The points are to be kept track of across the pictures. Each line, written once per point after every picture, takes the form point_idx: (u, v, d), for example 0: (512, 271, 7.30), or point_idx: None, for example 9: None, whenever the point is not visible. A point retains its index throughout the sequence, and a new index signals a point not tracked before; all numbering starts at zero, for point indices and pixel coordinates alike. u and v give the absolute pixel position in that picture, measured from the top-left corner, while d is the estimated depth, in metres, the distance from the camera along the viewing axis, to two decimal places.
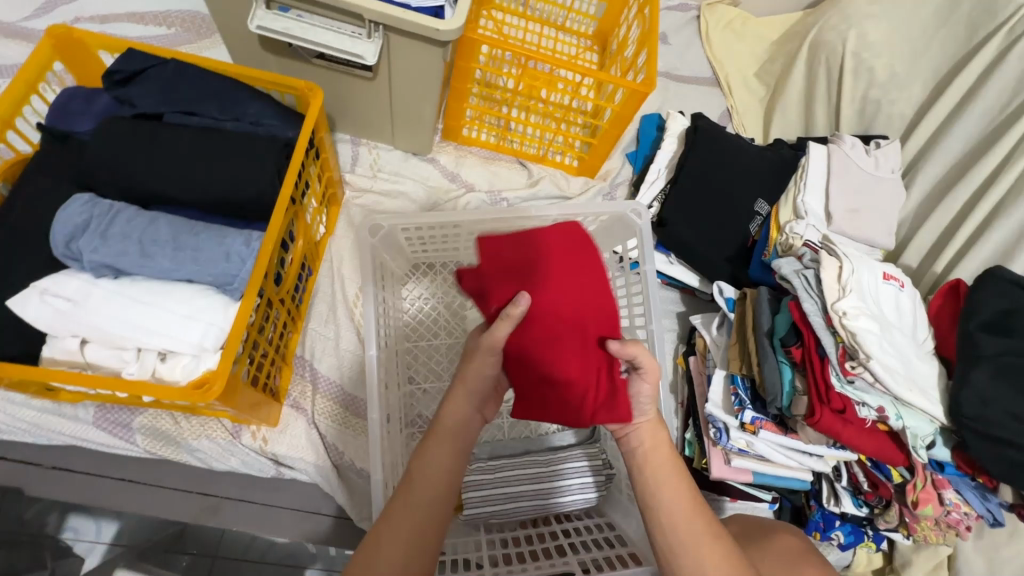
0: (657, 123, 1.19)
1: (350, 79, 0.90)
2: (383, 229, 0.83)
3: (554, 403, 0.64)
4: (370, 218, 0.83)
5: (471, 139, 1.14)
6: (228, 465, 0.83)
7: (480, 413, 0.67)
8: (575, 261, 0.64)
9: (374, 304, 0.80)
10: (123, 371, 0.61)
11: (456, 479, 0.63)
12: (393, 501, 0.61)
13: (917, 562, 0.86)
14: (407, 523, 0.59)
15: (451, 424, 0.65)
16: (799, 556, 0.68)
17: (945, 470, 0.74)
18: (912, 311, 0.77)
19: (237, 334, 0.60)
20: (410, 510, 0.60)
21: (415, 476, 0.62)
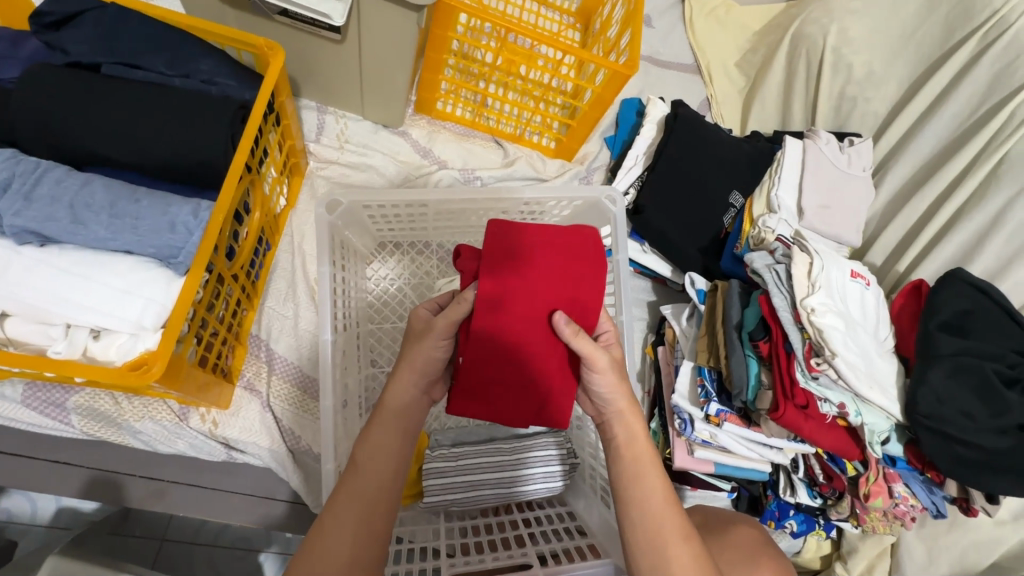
0: (637, 108, 1.17)
1: (315, 40, 0.83)
2: (340, 204, 0.78)
3: (510, 402, 0.65)
4: (328, 193, 0.77)
5: (446, 114, 1.09)
6: (174, 448, 0.79)
7: (427, 393, 0.65)
8: (589, 267, 0.62)
9: (331, 283, 0.75)
10: (50, 349, 0.55)
11: (402, 462, 0.61)
12: (337, 491, 0.58)
13: (863, 550, 0.90)
14: (354, 514, 0.56)
15: (395, 406, 0.62)
16: (757, 551, 0.69)
17: (897, 465, 0.76)
18: (876, 309, 0.79)
19: (181, 312, 0.56)
20: (356, 499, 0.57)
21: (359, 462, 0.59)
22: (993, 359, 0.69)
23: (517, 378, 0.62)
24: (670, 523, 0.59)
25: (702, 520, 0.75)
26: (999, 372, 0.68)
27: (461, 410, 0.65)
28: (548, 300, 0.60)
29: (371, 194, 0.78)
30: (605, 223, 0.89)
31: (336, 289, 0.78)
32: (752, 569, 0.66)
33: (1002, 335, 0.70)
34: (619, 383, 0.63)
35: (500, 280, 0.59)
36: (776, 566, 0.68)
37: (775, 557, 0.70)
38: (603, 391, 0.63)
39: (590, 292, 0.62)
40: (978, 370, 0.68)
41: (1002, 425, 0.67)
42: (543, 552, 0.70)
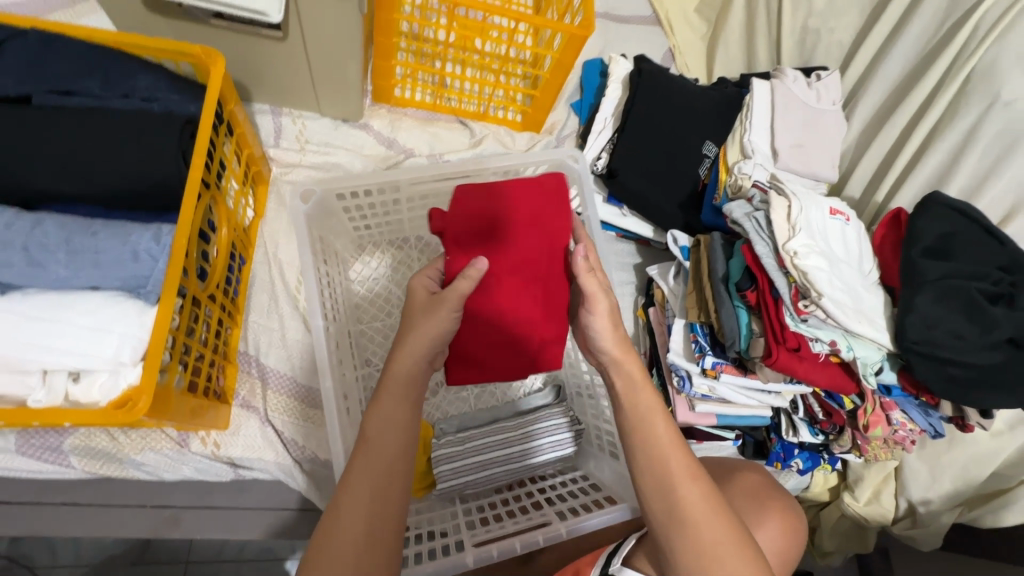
0: (599, 69, 1.15)
1: (256, 40, 0.80)
2: (313, 192, 0.79)
3: (503, 360, 0.71)
4: (299, 184, 0.78)
5: (405, 100, 1.06)
6: (180, 474, 0.78)
7: (430, 367, 0.64)
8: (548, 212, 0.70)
9: (314, 271, 0.76)
10: (29, 399, 0.53)
11: (413, 432, 0.60)
12: (350, 469, 0.57)
13: (869, 477, 0.94)
14: (370, 485, 0.56)
15: (402, 374, 0.61)
16: (762, 493, 0.70)
17: (892, 393, 0.77)
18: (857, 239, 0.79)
19: (159, 342, 0.54)
20: (370, 476, 0.56)
21: (370, 434, 0.58)
22: (977, 278, 0.70)
23: (503, 331, 0.69)
24: (678, 465, 0.58)
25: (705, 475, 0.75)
26: (984, 290, 0.69)
27: (463, 378, 0.71)
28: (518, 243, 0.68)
29: (343, 179, 0.79)
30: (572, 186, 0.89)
31: (320, 274, 0.79)
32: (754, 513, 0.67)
33: (981, 253, 0.71)
34: (613, 327, 0.64)
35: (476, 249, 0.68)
36: (778, 504, 0.70)
37: (771, 494, 0.71)
38: (598, 329, 0.64)
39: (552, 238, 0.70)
40: (964, 291, 0.68)
41: (992, 341, 0.67)
42: (561, 511, 0.72)
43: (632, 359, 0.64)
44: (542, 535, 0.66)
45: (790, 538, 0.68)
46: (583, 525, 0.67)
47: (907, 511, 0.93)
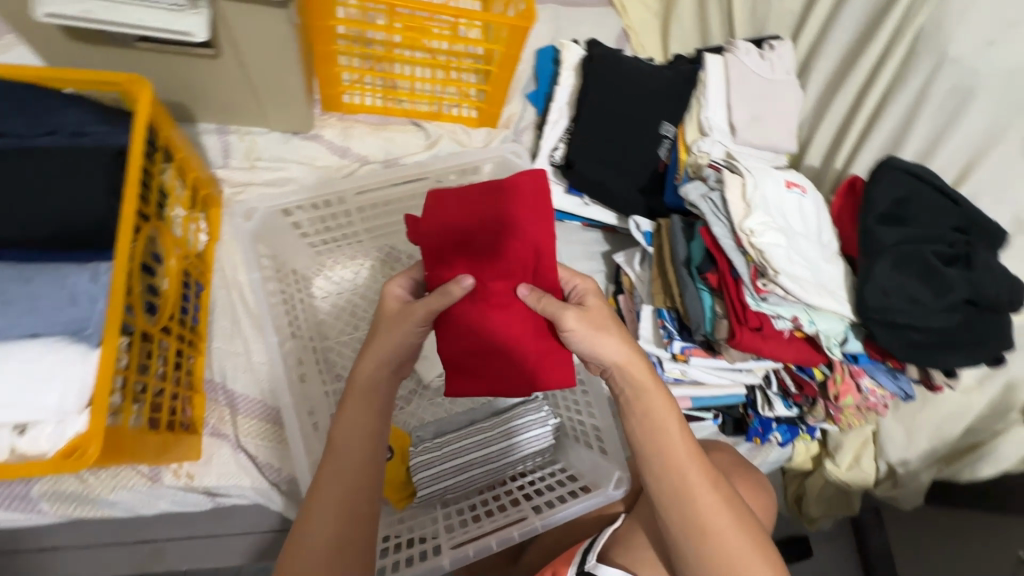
0: (552, 56, 1.13)
1: (189, 60, 0.78)
2: (256, 210, 0.78)
3: (498, 369, 0.62)
4: (243, 203, 0.77)
5: (355, 106, 1.04)
6: (156, 509, 0.77)
7: (399, 373, 0.60)
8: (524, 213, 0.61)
9: (263, 286, 0.78)
10: None
11: (381, 440, 0.58)
12: (317, 476, 0.56)
13: (848, 442, 0.95)
14: (337, 494, 0.55)
15: (366, 381, 0.58)
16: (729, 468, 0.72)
17: (860, 361, 0.76)
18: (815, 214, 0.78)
19: (105, 385, 0.53)
20: (334, 482, 0.55)
21: (337, 443, 0.56)
22: (932, 241, 0.70)
23: (490, 339, 0.60)
24: (695, 474, 0.59)
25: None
26: (938, 252, 0.69)
27: (460, 390, 0.62)
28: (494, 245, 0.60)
29: (285, 195, 0.79)
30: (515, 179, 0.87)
31: (270, 292, 0.79)
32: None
33: (937, 214, 0.71)
34: (598, 334, 0.58)
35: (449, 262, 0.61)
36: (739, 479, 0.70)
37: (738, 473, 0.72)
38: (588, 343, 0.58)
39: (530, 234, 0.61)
40: (919, 256, 0.69)
41: (949, 303, 0.68)
42: (537, 505, 0.73)
43: (638, 359, 0.60)
44: (516, 531, 0.67)
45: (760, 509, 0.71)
46: (557, 516, 0.68)
47: (886, 474, 0.94)
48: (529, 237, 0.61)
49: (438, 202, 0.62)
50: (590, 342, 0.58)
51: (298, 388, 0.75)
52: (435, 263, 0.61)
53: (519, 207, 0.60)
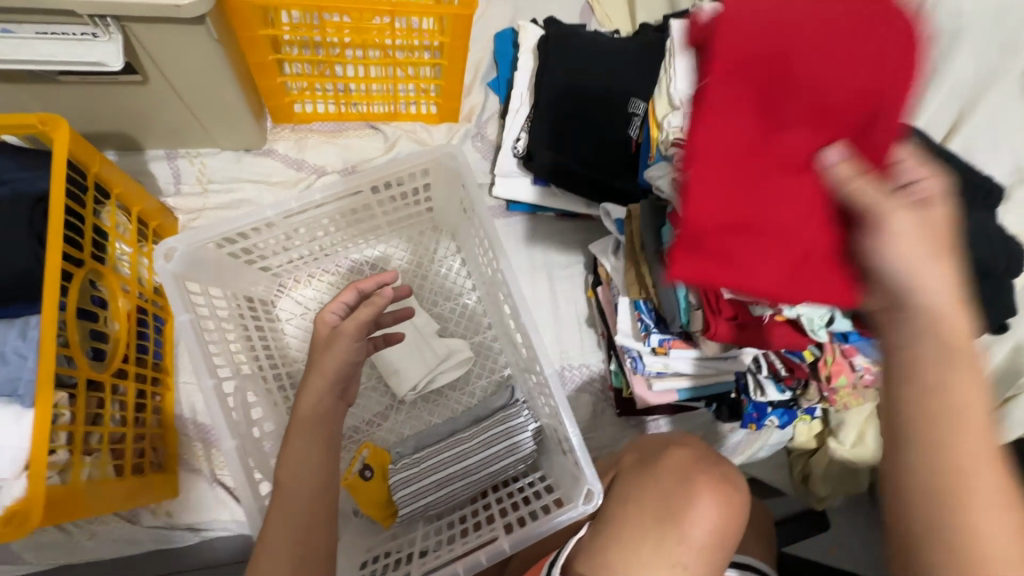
0: (512, 40, 1.07)
1: (118, 88, 0.75)
2: (174, 249, 0.66)
3: (739, 256, 0.41)
4: (158, 242, 0.65)
5: (308, 115, 1.00)
6: (141, 549, 0.76)
7: (342, 398, 0.63)
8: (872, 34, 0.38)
9: (196, 328, 0.64)
10: None
11: (331, 472, 0.59)
12: (269, 514, 0.55)
13: (849, 420, 0.91)
14: (288, 534, 0.54)
15: (308, 414, 0.59)
16: (711, 459, 0.68)
17: (850, 339, 0.72)
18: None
19: (40, 446, 0.51)
20: (286, 519, 0.55)
21: (285, 481, 0.56)
22: None
23: (779, 215, 0.40)
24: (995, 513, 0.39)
25: (635, 459, 0.71)
26: None
27: (687, 271, 0.41)
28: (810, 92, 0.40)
29: (207, 228, 0.67)
30: (458, 181, 0.77)
31: (207, 334, 0.69)
32: (682, 493, 0.63)
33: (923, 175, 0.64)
34: (934, 257, 0.39)
35: (747, 99, 0.40)
36: (710, 478, 0.64)
37: (711, 469, 0.66)
38: (922, 286, 0.39)
39: (858, 71, 0.39)
40: None
41: None
42: (510, 523, 0.71)
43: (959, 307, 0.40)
44: (484, 555, 0.64)
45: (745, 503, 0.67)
46: (525, 535, 0.65)
47: (893, 448, 0.90)
48: (874, 77, 0.39)
49: (737, 20, 0.40)
50: (909, 267, 0.39)
51: (245, 439, 0.65)
52: (773, 111, 0.40)
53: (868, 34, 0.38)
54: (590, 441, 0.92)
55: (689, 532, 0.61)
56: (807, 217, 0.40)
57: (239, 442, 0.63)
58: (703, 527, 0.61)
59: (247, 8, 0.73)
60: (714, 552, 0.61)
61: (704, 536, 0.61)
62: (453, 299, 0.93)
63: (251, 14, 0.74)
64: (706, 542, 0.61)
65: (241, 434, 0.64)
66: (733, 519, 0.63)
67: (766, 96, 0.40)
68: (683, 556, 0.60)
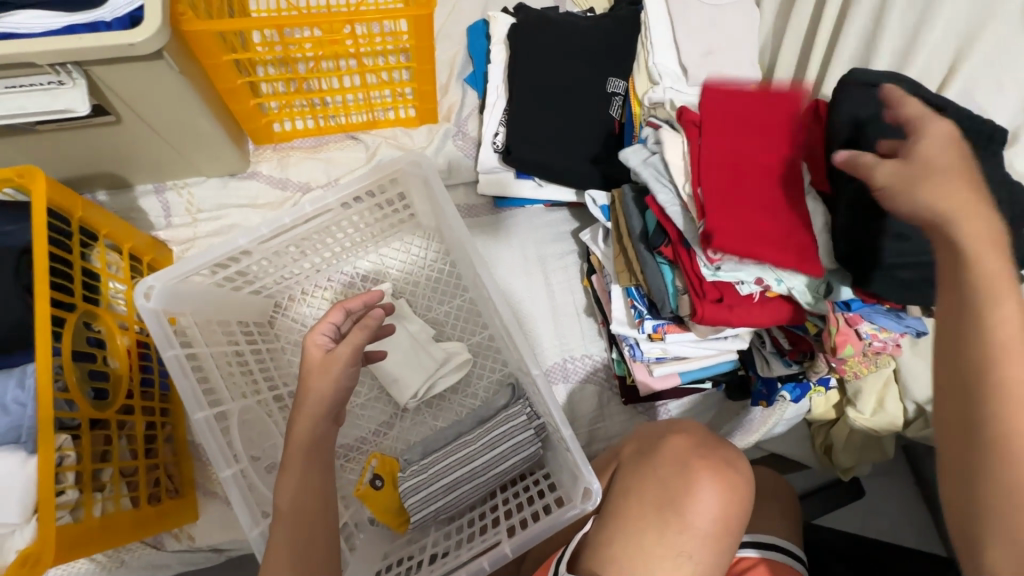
0: (484, 31, 1.05)
1: (94, 130, 0.76)
2: (153, 287, 0.65)
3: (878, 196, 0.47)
4: (137, 282, 0.65)
5: (288, 133, 1.00)
6: (169, 574, 0.79)
7: (336, 420, 0.64)
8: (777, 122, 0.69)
9: (182, 362, 0.65)
10: None
11: (327, 495, 0.60)
12: (270, 539, 0.56)
13: (868, 387, 0.86)
14: (289, 560, 0.55)
15: (304, 439, 0.60)
16: (707, 445, 0.66)
17: (854, 306, 0.66)
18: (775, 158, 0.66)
19: (45, 490, 0.53)
20: (278, 543, 0.56)
21: (285, 509, 0.57)
22: None
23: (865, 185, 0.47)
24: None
25: (634, 449, 0.69)
26: None
27: None
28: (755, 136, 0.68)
29: (186, 263, 0.67)
30: (427, 188, 0.75)
31: (198, 363, 0.69)
32: (684, 482, 0.62)
33: None
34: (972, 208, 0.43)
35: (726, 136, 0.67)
36: (711, 464, 0.63)
37: (712, 453, 0.65)
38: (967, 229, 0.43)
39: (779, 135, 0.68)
40: None
41: None
42: (514, 525, 0.70)
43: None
44: (486, 561, 0.64)
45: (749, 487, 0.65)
46: (527, 538, 0.64)
47: (916, 413, 0.86)
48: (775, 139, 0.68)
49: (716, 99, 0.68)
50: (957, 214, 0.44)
51: (242, 466, 0.65)
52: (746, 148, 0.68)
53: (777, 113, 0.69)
54: (599, 431, 0.91)
55: (693, 521, 0.60)
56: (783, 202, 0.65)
57: (235, 470, 0.64)
58: (706, 515, 0.60)
59: (207, 36, 0.73)
60: (721, 540, 0.60)
61: (709, 525, 0.60)
62: (448, 302, 0.92)
63: (210, 41, 0.74)
64: (711, 529, 0.60)
65: (236, 461, 0.65)
66: (738, 505, 0.62)
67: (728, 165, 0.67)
68: (688, 546, 0.59)
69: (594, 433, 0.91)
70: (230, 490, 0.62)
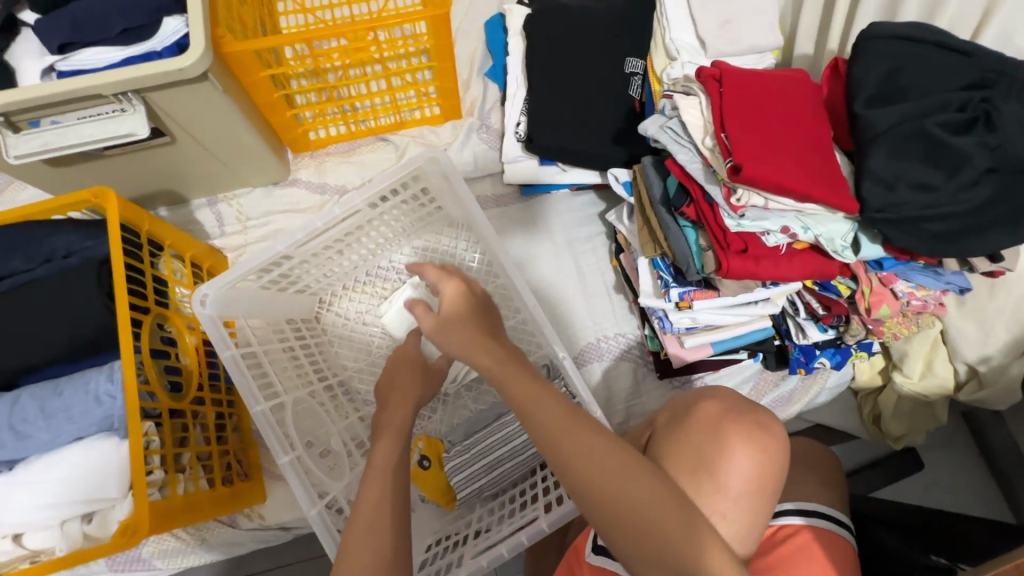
0: (501, 24, 1.07)
1: (152, 150, 0.84)
2: (208, 294, 0.71)
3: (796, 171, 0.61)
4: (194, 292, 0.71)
5: (323, 140, 1.06)
6: (245, 549, 0.86)
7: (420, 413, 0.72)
8: (808, 90, 0.67)
9: (238, 363, 0.70)
10: (57, 548, 0.63)
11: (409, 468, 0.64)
12: (363, 488, 0.60)
13: (913, 351, 0.84)
14: (384, 518, 0.58)
15: (400, 417, 0.67)
16: (740, 413, 0.66)
17: (887, 266, 0.67)
18: (798, 107, 0.65)
19: (137, 471, 0.60)
20: (369, 493, 0.59)
21: (377, 469, 0.61)
22: (937, 110, 0.59)
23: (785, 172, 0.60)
24: (629, 480, 0.51)
25: (668, 417, 0.70)
26: (944, 122, 0.58)
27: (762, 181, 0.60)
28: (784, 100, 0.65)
29: (236, 269, 0.72)
30: (448, 187, 0.78)
31: (252, 359, 0.75)
32: (717, 445, 0.63)
33: (942, 74, 0.60)
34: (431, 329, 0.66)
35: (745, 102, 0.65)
36: (744, 427, 0.64)
37: (744, 417, 0.65)
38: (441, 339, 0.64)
39: (809, 102, 0.66)
40: (920, 133, 0.58)
41: (967, 180, 0.57)
42: (551, 499, 0.73)
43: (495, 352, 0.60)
44: (524, 536, 0.68)
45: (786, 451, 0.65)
46: (561, 514, 0.67)
47: (969, 375, 0.83)
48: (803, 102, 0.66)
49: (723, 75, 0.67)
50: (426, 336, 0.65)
51: (299, 453, 0.72)
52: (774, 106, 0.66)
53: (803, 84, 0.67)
54: (636, 407, 0.93)
55: (727, 482, 0.62)
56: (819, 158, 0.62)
57: (291, 457, 0.69)
58: (740, 477, 0.62)
59: (245, 56, 0.79)
60: (754, 500, 0.62)
61: (742, 485, 0.62)
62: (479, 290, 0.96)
63: (248, 60, 0.80)
64: (744, 490, 0.62)
65: (292, 448, 0.71)
66: (772, 468, 0.63)
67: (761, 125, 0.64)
68: (721, 506, 0.61)
69: (631, 409, 0.93)
70: (289, 476, 0.67)
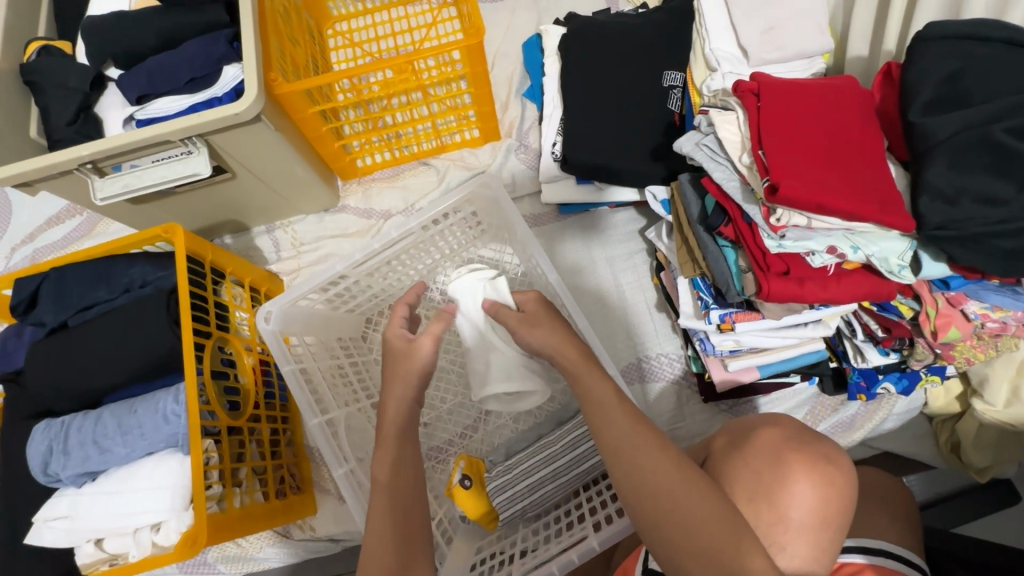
0: (539, 45, 1.07)
1: (217, 185, 0.91)
2: (272, 311, 0.76)
3: (842, 187, 0.57)
4: (258, 309, 0.76)
5: (370, 167, 1.11)
6: (298, 558, 0.90)
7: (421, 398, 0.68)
8: (858, 95, 0.63)
9: (298, 377, 0.75)
10: (130, 554, 0.69)
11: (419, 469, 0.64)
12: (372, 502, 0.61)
13: (995, 375, 0.76)
14: (390, 523, 0.59)
15: (394, 418, 0.65)
16: (799, 443, 0.62)
17: (954, 286, 0.63)
18: (846, 117, 0.61)
19: (198, 487, 0.66)
20: (377, 509, 0.60)
21: (384, 479, 0.62)
22: (1006, 115, 0.53)
23: (828, 187, 0.57)
24: (690, 487, 0.53)
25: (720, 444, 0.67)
26: (1015, 127, 0.52)
27: (799, 200, 0.57)
28: (832, 106, 0.62)
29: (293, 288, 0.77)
30: (497, 209, 0.80)
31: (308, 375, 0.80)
32: (778, 475, 0.60)
33: (1009, 76, 0.54)
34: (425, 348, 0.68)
35: (786, 110, 0.62)
36: (806, 457, 0.60)
37: (808, 447, 0.61)
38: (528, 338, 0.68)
39: (861, 109, 0.62)
40: (985, 140, 0.53)
41: None
42: (600, 519, 0.72)
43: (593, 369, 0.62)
44: (576, 553, 0.68)
45: (845, 485, 0.60)
46: (613, 533, 0.67)
47: None
48: (853, 110, 0.62)
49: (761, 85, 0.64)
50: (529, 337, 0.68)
51: (352, 466, 0.74)
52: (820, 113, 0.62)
53: (854, 89, 0.63)
54: (680, 430, 0.90)
55: (786, 514, 0.58)
56: (869, 171, 0.58)
57: (345, 470, 0.73)
58: (801, 509, 0.58)
59: (297, 96, 0.85)
60: (816, 535, 0.59)
61: (803, 517, 0.58)
62: None
63: (299, 99, 0.86)
64: (805, 523, 0.59)
65: (346, 460, 0.74)
66: (834, 500, 0.60)
67: (802, 136, 0.60)
68: (781, 538, 0.58)
69: (675, 432, 0.90)
70: (344, 489, 0.71)
